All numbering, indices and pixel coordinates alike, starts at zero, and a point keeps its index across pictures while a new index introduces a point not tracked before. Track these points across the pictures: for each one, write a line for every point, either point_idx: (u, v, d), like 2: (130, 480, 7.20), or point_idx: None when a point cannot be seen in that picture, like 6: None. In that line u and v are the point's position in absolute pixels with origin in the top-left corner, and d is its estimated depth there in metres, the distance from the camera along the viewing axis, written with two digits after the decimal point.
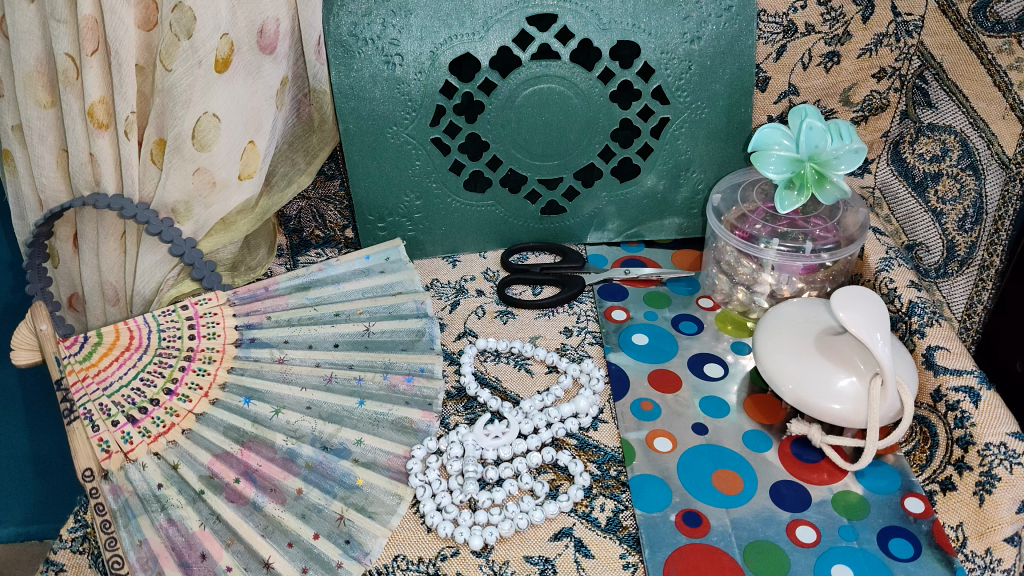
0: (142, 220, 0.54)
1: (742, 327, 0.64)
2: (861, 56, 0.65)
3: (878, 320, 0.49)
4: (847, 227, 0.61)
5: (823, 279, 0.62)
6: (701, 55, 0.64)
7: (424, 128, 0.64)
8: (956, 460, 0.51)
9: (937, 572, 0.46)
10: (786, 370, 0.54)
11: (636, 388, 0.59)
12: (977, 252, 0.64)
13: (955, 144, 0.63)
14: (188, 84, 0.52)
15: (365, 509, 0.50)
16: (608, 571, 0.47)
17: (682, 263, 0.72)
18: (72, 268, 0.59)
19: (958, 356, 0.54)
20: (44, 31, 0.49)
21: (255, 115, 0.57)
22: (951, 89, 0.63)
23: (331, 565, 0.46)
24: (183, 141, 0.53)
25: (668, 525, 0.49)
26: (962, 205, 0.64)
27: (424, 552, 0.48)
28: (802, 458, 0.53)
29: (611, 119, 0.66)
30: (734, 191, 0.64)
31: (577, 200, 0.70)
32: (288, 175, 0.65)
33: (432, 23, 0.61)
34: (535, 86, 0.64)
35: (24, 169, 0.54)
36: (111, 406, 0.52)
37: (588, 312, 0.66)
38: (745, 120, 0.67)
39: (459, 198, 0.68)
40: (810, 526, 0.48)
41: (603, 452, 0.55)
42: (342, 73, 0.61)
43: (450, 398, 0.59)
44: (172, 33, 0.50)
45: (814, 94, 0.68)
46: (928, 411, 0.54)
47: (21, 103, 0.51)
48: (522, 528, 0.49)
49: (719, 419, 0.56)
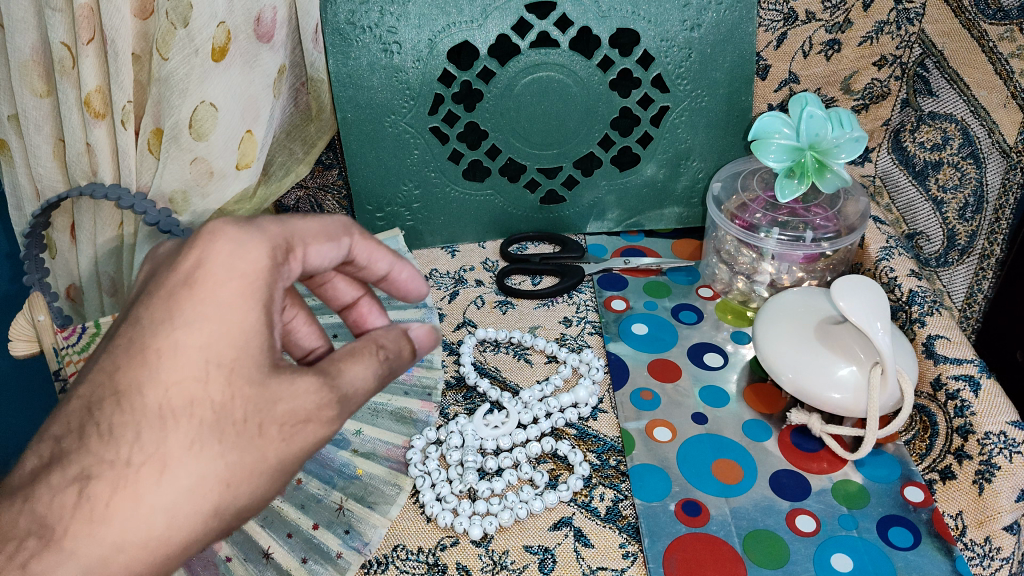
0: (139, 209, 0.53)
1: (741, 317, 0.64)
2: (862, 44, 0.65)
3: (877, 308, 0.49)
4: (847, 216, 0.60)
5: (823, 268, 0.62)
6: (702, 43, 0.64)
7: (423, 117, 0.64)
8: (956, 449, 0.50)
9: (937, 561, 0.46)
10: (786, 360, 0.54)
11: (636, 377, 0.59)
12: (977, 241, 0.64)
13: (955, 132, 0.63)
14: (185, 73, 0.51)
15: (365, 499, 0.50)
16: (608, 560, 0.47)
17: (682, 252, 0.72)
18: (70, 258, 0.59)
19: (959, 345, 0.53)
20: (39, 19, 0.49)
21: (253, 103, 0.56)
22: (951, 77, 0.62)
23: (331, 555, 0.46)
24: (181, 130, 0.53)
25: (667, 514, 0.49)
26: (962, 193, 0.63)
27: (424, 542, 0.48)
28: (802, 447, 0.53)
29: (611, 108, 0.65)
30: (734, 179, 0.65)
31: (577, 188, 0.70)
32: (286, 164, 0.64)
33: (430, 11, 0.61)
34: (534, 73, 0.63)
35: (21, 159, 0.54)
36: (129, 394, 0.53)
37: (588, 302, 0.66)
38: (745, 109, 0.67)
39: (459, 187, 0.68)
40: (809, 516, 0.48)
41: (603, 442, 0.54)
42: (340, 61, 0.61)
43: (450, 387, 0.59)
44: (168, 21, 0.50)
45: (814, 82, 0.67)
46: (928, 400, 0.53)
47: (17, 92, 0.51)
48: (521, 517, 0.49)
49: (719, 409, 0.56)
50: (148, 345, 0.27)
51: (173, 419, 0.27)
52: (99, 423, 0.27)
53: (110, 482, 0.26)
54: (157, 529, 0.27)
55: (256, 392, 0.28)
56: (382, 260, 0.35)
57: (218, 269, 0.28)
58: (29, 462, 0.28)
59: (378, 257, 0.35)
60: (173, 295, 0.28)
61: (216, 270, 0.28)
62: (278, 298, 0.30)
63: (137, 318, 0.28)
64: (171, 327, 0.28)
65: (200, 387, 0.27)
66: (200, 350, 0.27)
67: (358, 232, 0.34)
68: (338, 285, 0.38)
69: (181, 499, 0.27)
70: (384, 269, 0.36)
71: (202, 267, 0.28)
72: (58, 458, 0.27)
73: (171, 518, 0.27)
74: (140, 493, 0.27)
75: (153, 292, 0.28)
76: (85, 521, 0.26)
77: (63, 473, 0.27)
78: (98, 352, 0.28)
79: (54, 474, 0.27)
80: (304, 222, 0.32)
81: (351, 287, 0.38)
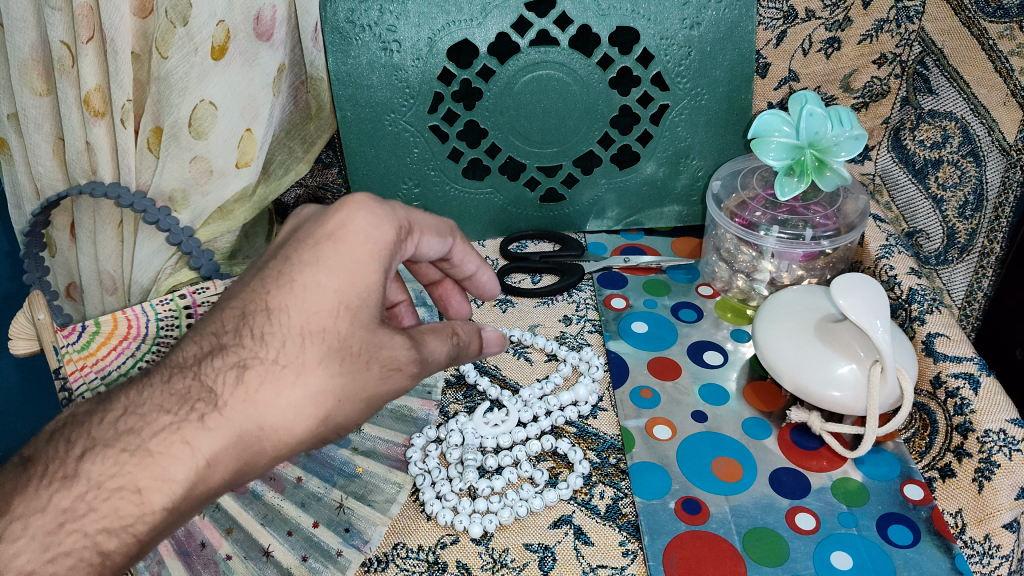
0: (139, 209, 0.53)
1: (741, 315, 0.64)
2: (861, 42, 0.65)
3: (877, 306, 0.49)
4: (847, 214, 0.60)
5: (823, 266, 0.62)
6: (701, 41, 0.64)
7: (423, 115, 0.64)
8: (956, 447, 0.50)
9: (936, 559, 0.46)
10: (786, 358, 0.54)
11: (636, 375, 0.59)
12: (977, 239, 0.64)
13: (955, 130, 0.63)
14: (185, 72, 0.51)
15: (366, 497, 0.50)
16: (608, 558, 0.47)
17: (682, 250, 0.72)
18: (70, 257, 0.59)
19: (959, 343, 0.54)
20: (38, 18, 0.49)
21: (253, 102, 0.56)
22: (951, 75, 0.62)
23: (331, 553, 0.46)
24: (180, 129, 0.53)
25: (668, 512, 0.49)
26: (962, 191, 0.64)
27: (424, 540, 0.48)
28: (801, 445, 0.53)
29: (611, 106, 0.65)
30: (733, 177, 0.65)
31: (577, 187, 0.70)
32: (285, 163, 0.64)
33: (429, 9, 0.61)
34: (534, 72, 0.63)
35: (21, 158, 0.54)
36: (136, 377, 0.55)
37: (587, 300, 0.66)
38: (745, 107, 0.67)
39: (458, 185, 0.68)
40: (809, 513, 0.49)
41: (603, 440, 0.55)
42: (340, 60, 0.61)
43: (450, 386, 0.59)
44: (168, 19, 0.50)
45: (814, 80, 0.67)
46: (928, 398, 0.53)
47: (17, 91, 0.51)
48: (521, 515, 0.49)
49: (719, 407, 0.56)
50: (296, 279, 0.35)
51: (307, 339, 0.35)
52: (254, 329, 0.35)
53: (261, 374, 0.34)
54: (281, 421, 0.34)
55: (366, 332, 0.36)
56: (473, 262, 0.46)
57: (354, 233, 0.36)
58: (192, 349, 0.36)
59: (470, 259, 0.46)
60: (317, 246, 0.36)
61: (354, 234, 0.36)
62: (391, 268, 0.38)
63: (288, 258, 0.36)
64: (314, 269, 0.35)
65: (330, 320, 0.35)
66: (334, 292, 0.35)
67: (460, 238, 0.44)
68: (431, 270, 0.49)
69: (303, 402, 0.35)
70: (472, 269, 0.46)
71: (344, 230, 0.36)
72: (220, 348, 0.35)
73: (294, 414, 0.34)
74: (279, 389, 0.34)
75: (300, 242, 0.36)
76: (240, 399, 0.34)
77: (225, 360, 0.35)
78: (250, 279, 0.37)
79: (219, 360, 0.35)
80: (424, 216, 0.41)
81: (437, 271, 0.50)
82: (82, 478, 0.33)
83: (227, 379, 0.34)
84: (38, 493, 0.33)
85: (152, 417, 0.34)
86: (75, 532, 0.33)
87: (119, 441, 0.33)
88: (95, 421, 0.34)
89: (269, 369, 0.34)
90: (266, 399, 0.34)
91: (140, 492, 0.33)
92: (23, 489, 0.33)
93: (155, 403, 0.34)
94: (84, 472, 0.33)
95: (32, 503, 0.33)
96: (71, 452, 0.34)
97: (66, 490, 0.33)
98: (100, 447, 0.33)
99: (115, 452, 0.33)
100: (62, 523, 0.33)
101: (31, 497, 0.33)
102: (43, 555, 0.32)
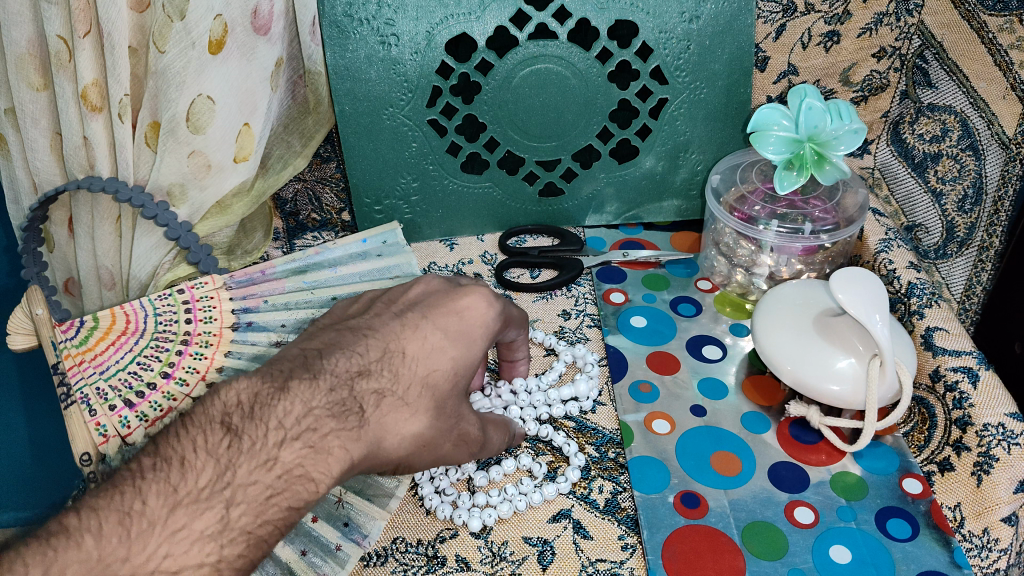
0: (137, 204, 0.53)
1: (740, 309, 0.64)
2: (861, 35, 0.64)
3: (877, 300, 0.49)
4: (847, 208, 0.60)
5: (822, 260, 0.62)
6: (701, 34, 0.64)
7: (421, 110, 0.64)
8: (954, 441, 0.50)
9: (935, 553, 0.46)
10: (786, 352, 0.54)
11: (635, 370, 0.59)
12: (977, 233, 0.65)
13: (955, 124, 0.63)
14: (182, 66, 0.51)
15: (365, 491, 0.49)
16: (607, 551, 0.47)
17: (681, 244, 0.72)
18: (67, 252, 0.59)
19: (958, 336, 0.53)
20: (35, 12, 0.49)
21: (250, 96, 0.56)
22: (951, 68, 0.62)
23: (330, 548, 0.46)
24: (178, 123, 0.53)
25: (667, 506, 0.49)
26: (962, 185, 0.64)
27: (423, 534, 0.48)
28: (800, 439, 0.53)
29: (610, 100, 0.65)
30: (733, 172, 0.65)
31: (576, 181, 0.70)
32: (284, 158, 0.63)
33: (427, 3, 0.60)
34: (533, 66, 0.63)
35: (18, 152, 0.54)
36: (143, 368, 0.52)
37: (587, 295, 0.66)
38: (745, 101, 0.67)
39: (457, 180, 0.68)
40: (809, 507, 0.49)
41: (602, 434, 0.55)
42: (337, 54, 0.60)
43: None
44: (165, 14, 0.50)
45: (814, 73, 0.66)
46: (926, 392, 0.53)
47: (14, 85, 0.50)
48: (521, 509, 0.49)
49: (718, 401, 0.56)
50: (426, 337, 0.41)
51: (426, 389, 0.40)
52: (390, 368, 0.40)
53: (392, 405, 0.39)
54: (390, 448, 0.39)
55: (458, 400, 0.41)
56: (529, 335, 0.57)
57: (476, 315, 0.43)
58: (344, 363, 0.40)
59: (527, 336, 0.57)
60: (445, 314, 0.43)
61: (478, 315, 0.43)
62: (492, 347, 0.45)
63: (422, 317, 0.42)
64: (441, 335, 0.41)
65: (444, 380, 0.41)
66: (452, 358, 0.41)
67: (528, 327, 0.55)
68: None
69: (405, 437, 0.39)
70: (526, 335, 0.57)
71: (471, 310, 0.43)
72: (365, 373, 0.40)
73: (397, 446, 0.39)
74: (399, 421, 0.39)
75: (432, 307, 0.43)
76: (377, 422, 0.39)
77: (368, 385, 0.39)
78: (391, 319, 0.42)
79: (363, 383, 0.39)
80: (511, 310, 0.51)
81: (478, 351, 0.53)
82: (281, 462, 0.36)
83: (368, 402, 0.39)
84: (248, 471, 0.35)
85: (323, 420, 0.37)
86: (278, 505, 0.35)
87: (303, 436, 0.37)
88: (281, 411, 0.37)
89: (396, 403, 0.39)
90: (388, 427, 0.39)
91: (315, 481, 0.36)
92: (236, 462, 0.35)
93: (321, 407, 0.38)
94: (282, 458, 0.36)
95: (247, 477, 0.35)
96: (268, 436, 0.36)
97: (267, 471, 0.36)
98: (290, 438, 0.37)
99: (299, 445, 0.37)
100: (269, 496, 0.35)
101: (244, 472, 0.35)
102: (257, 520, 0.35)
